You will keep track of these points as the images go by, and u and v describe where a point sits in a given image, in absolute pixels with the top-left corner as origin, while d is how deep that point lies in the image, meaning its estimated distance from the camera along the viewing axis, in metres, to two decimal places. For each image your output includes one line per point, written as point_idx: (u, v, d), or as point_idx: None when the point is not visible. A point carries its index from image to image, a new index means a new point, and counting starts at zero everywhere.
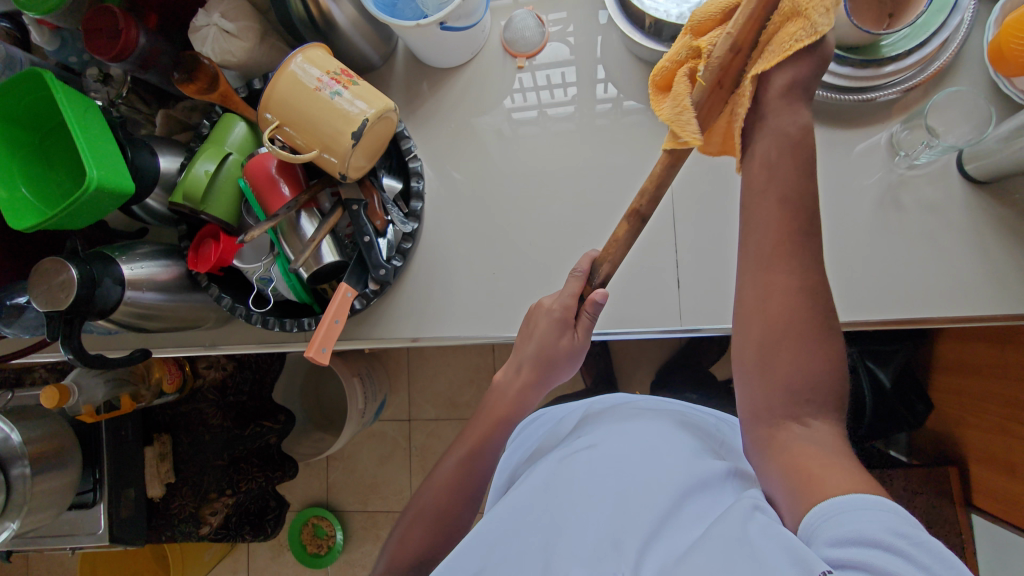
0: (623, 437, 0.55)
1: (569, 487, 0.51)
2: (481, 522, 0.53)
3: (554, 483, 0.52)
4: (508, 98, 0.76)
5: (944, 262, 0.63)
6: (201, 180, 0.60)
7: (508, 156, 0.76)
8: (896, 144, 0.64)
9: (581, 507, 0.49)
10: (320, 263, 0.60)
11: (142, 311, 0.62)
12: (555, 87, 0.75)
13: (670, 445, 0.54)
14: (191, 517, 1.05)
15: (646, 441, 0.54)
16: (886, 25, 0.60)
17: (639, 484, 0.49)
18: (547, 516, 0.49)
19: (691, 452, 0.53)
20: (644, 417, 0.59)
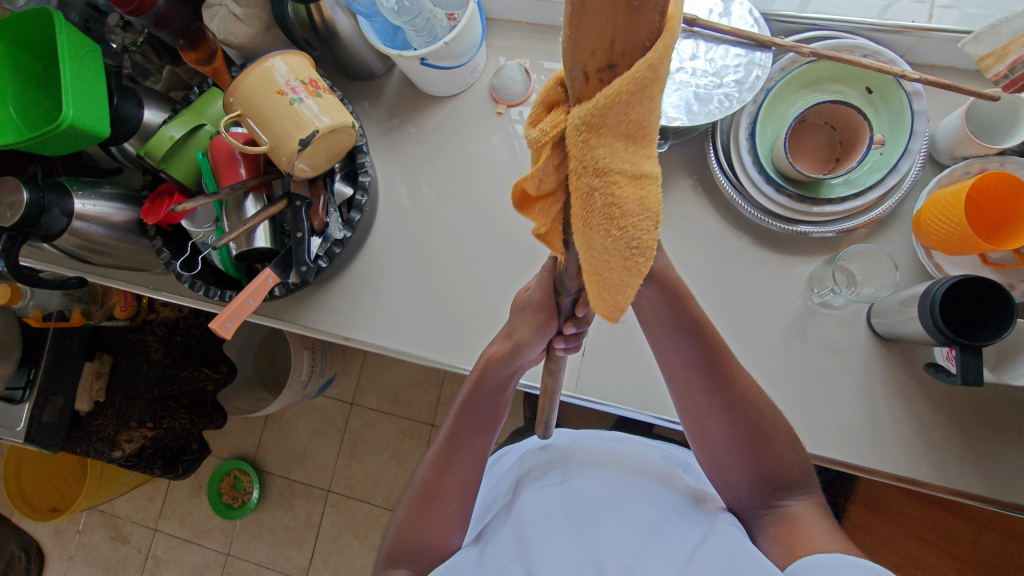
0: (590, 476, 0.60)
1: (544, 519, 0.54)
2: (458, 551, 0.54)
3: (532, 511, 0.56)
4: (520, 127, 0.79)
5: (835, 404, 0.64)
6: (165, 142, 0.65)
7: (501, 180, 0.79)
8: (815, 279, 0.67)
9: (556, 535, 0.52)
10: (251, 246, 0.65)
11: (85, 243, 0.67)
12: None
13: (637, 485, 0.58)
14: (107, 438, 1.10)
15: (616, 482, 0.59)
16: (831, 167, 0.64)
17: (608, 517, 0.53)
18: (523, 540, 0.52)
19: (654, 489, 0.58)
20: (609, 457, 0.64)
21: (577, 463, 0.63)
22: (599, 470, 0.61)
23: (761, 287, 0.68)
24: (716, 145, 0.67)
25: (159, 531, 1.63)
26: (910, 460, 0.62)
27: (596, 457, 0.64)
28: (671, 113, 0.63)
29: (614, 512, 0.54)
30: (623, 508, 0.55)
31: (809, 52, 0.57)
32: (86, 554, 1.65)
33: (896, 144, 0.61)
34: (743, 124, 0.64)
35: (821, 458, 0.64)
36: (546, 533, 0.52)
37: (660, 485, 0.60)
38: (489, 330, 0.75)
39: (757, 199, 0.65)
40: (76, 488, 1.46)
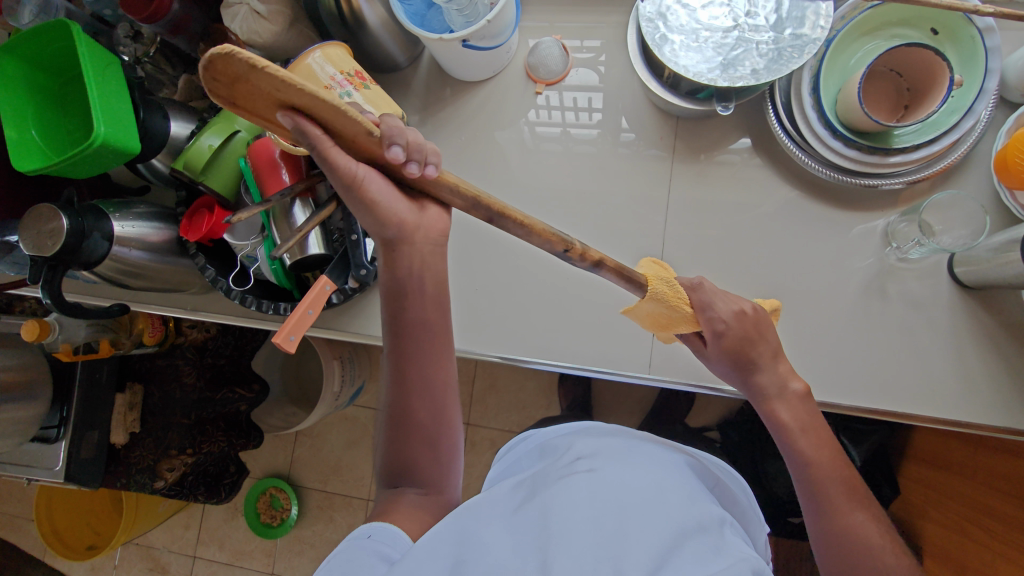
0: (621, 470, 0.55)
1: (567, 510, 0.50)
2: (461, 533, 0.51)
3: (557, 498, 0.52)
4: (532, 112, 0.76)
5: (921, 359, 0.63)
6: (205, 153, 0.61)
7: (540, 163, 0.75)
8: (889, 234, 0.65)
9: (572, 525, 0.48)
10: (305, 254, 0.62)
11: (126, 268, 0.63)
12: (580, 110, 0.75)
13: (673, 484, 0.55)
14: (147, 469, 1.07)
15: (651, 476, 0.55)
16: (900, 116, 0.62)
17: (638, 513, 0.49)
18: (544, 533, 0.49)
19: (692, 495, 0.54)
20: (648, 453, 0.60)
21: (611, 455, 0.58)
22: (633, 464, 0.57)
23: (832, 248, 0.66)
24: (775, 103, 0.64)
25: (198, 557, 1.60)
26: (1006, 408, 0.60)
27: (631, 450, 0.60)
28: (732, 74, 0.60)
29: (643, 508, 0.50)
30: (658, 505, 0.51)
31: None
32: None
33: (972, 83, 0.58)
34: (805, 79, 0.62)
35: (912, 417, 0.62)
36: (568, 522, 0.48)
37: (696, 492, 0.55)
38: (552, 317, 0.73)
39: (824, 154, 0.63)
40: (112, 523, 1.42)
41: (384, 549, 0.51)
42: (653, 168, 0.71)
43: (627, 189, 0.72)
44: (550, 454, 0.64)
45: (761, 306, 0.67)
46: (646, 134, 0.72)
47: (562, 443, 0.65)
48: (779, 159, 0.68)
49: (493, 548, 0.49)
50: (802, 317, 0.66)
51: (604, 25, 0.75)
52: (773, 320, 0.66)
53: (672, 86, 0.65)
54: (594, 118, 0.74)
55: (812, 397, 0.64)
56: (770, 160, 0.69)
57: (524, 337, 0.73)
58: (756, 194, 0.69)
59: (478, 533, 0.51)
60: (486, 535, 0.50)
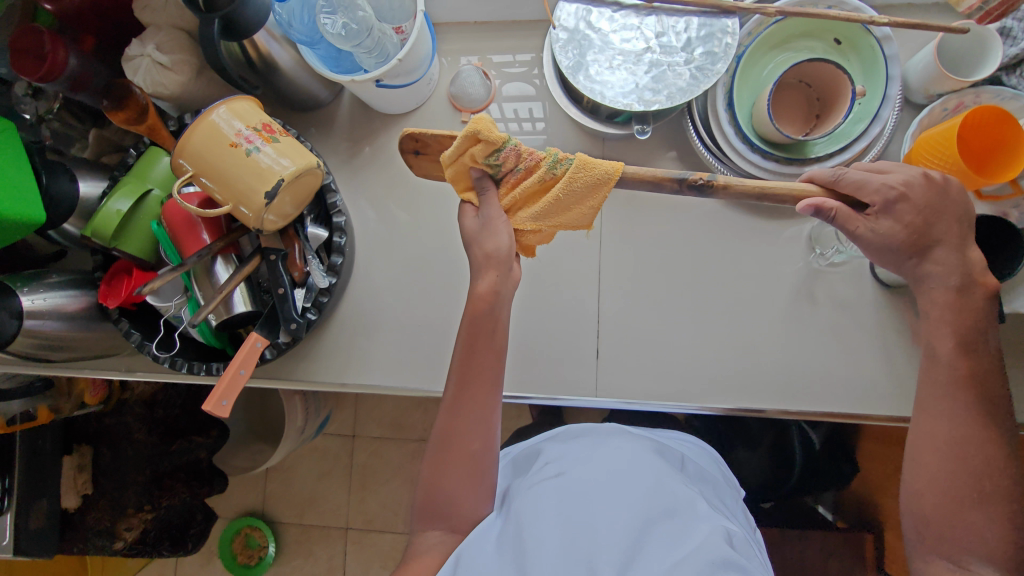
0: (589, 464, 0.56)
1: (542, 515, 0.50)
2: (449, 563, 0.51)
3: (528, 509, 0.52)
4: None
5: (853, 359, 0.65)
6: (114, 218, 0.58)
7: None
8: (814, 239, 0.67)
9: (546, 528, 0.49)
10: (230, 312, 0.60)
11: (44, 342, 0.61)
12: (523, 120, 0.73)
13: (641, 468, 0.56)
14: (105, 531, 1.04)
15: (617, 463, 0.56)
16: (812, 125, 0.63)
17: (606, 504, 0.51)
18: (518, 542, 0.49)
19: (659, 476, 0.55)
20: (616, 439, 0.62)
21: (579, 456, 0.58)
22: (599, 459, 0.57)
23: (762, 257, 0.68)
24: (693, 119, 0.65)
25: None
26: None
27: (597, 445, 0.60)
28: (647, 97, 0.60)
29: (611, 497, 0.51)
30: (625, 497, 0.52)
31: (774, 11, 0.57)
32: None
33: (874, 92, 0.60)
34: (720, 96, 0.62)
35: (847, 415, 0.64)
36: (539, 531, 0.49)
37: (667, 469, 0.57)
38: None
39: (744, 167, 0.63)
40: None
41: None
42: None
43: None
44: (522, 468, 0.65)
45: (699, 319, 0.68)
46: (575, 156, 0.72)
47: (533, 452, 0.66)
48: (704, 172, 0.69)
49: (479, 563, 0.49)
50: (738, 328, 0.67)
51: (525, 47, 0.75)
52: (709, 332, 0.68)
53: (592, 111, 0.65)
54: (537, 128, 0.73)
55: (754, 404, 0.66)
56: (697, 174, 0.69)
57: None
58: (686, 208, 0.69)
59: (467, 552, 0.50)
60: (471, 553, 0.50)
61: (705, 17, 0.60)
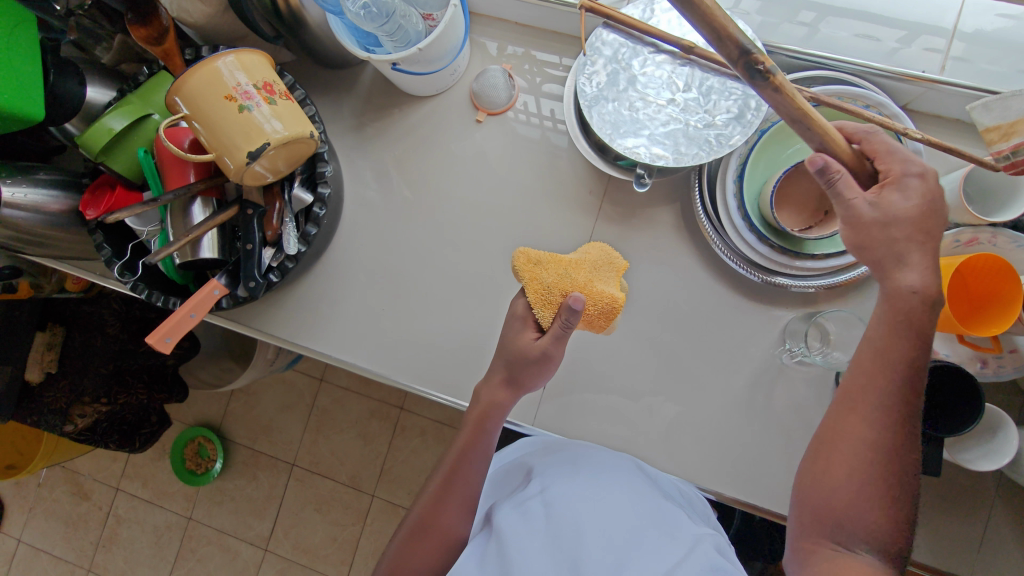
0: (571, 482, 0.57)
1: (527, 540, 0.51)
2: None
3: (513, 525, 0.53)
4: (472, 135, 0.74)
5: (791, 461, 0.64)
6: (104, 134, 0.58)
7: (473, 190, 0.74)
8: (788, 332, 0.65)
9: (532, 553, 0.49)
10: (197, 256, 0.61)
11: (16, 232, 0.62)
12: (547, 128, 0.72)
13: (624, 489, 0.57)
14: (59, 412, 1.06)
15: (599, 483, 0.57)
16: (818, 221, 0.61)
17: (593, 523, 0.51)
18: (505, 565, 0.49)
19: (639, 496, 0.56)
20: (597, 458, 0.62)
21: (557, 468, 0.59)
22: (580, 475, 0.58)
23: (731, 335, 0.66)
24: (701, 182, 0.63)
25: (121, 490, 1.63)
26: None
27: (574, 458, 0.61)
28: (657, 147, 0.59)
29: (597, 519, 0.52)
30: (609, 518, 0.53)
31: (805, 98, 0.53)
32: (46, 506, 1.65)
33: None
34: (732, 166, 0.60)
35: (769, 513, 0.63)
36: (527, 551, 0.50)
37: (649, 493, 0.58)
38: (452, 353, 0.72)
39: (737, 245, 0.62)
40: (35, 447, 1.43)
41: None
42: (579, 218, 0.70)
43: (548, 235, 0.71)
44: (503, 479, 0.65)
45: (653, 379, 0.67)
46: (579, 185, 0.71)
47: (515, 462, 0.66)
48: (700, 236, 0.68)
49: None
50: (688, 398, 0.66)
51: (559, 59, 0.73)
52: (658, 394, 0.67)
53: (602, 148, 0.63)
54: (551, 145, 0.72)
55: (680, 478, 0.65)
56: (693, 234, 0.68)
57: (423, 367, 0.73)
58: (671, 266, 0.68)
59: None
60: None
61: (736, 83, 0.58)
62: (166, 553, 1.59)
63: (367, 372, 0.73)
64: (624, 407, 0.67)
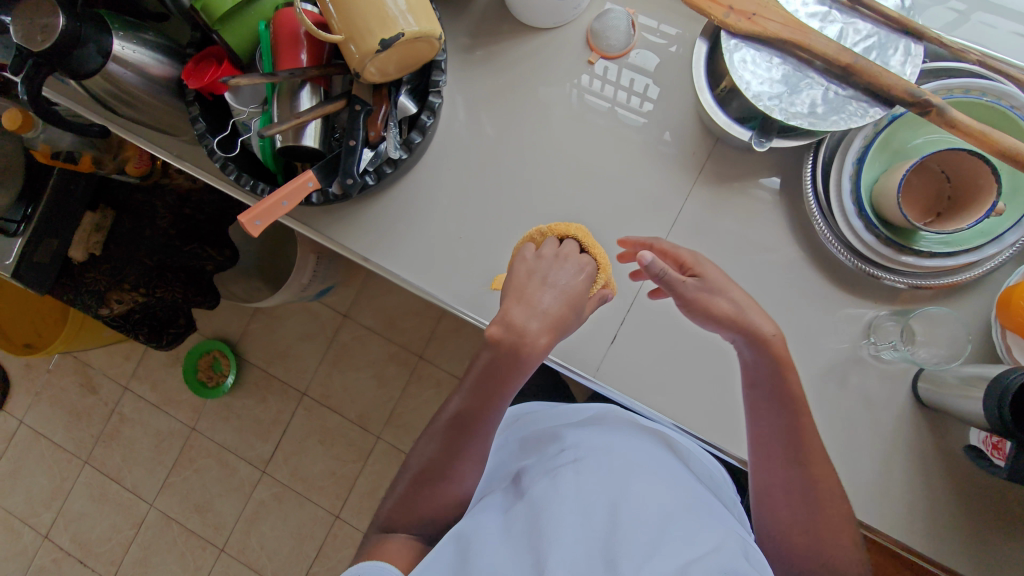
0: (603, 454, 0.57)
1: (558, 508, 0.51)
2: (453, 559, 0.51)
3: (545, 497, 0.53)
4: (579, 76, 0.72)
5: (851, 456, 0.63)
6: (227, 2, 0.56)
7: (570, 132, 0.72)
8: (872, 327, 0.64)
9: (562, 523, 0.49)
10: (298, 143, 0.59)
11: (116, 90, 0.60)
12: (658, 81, 0.70)
13: (655, 466, 0.57)
14: (96, 293, 1.05)
15: (630, 458, 0.57)
16: (930, 219, 0.60)
17: (624, 497, 0.51)
18: (536, 533, 0.49)
19: (674, 478, 0.56)
20: (630, 435, 0.62)
21: (592, 444, 0.59)
22: (612, 448, 0.58)
23: (811, 321, 0.66)
24: (815, 159, 0.62)
25: (130, 390, 1.64)
26: (909, 527, 0.62)
27: (612, 436, 0.61)
28: (789, 109, 0.57)
29: (629, 493, 0.52)
30: (640, 491, 0.52)
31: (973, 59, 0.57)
32: (53, 393, 1.66)
33: (1010, 214, 0.57)
34: (856, 145, 0.59)
35: (820, 502, 0.63)
36: (560, 522, 0.49)
37: (678, 474, 0.58)
38: None
39: (842, 231, 0.61)
40: (56, 331, 1.43)
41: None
42: (676, 179, 0.69)
43: (640, 191, 0.70)
44: (531, 450, 0.66)
45: (726, 353, 0.66)
46: (682, 145, 0.69)
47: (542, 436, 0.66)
48: (798, 217, 0.66)
49: (497, 562, 0.49)
50: None
51: (682, 13, 0.71)
52: (727, 367, 0.66)
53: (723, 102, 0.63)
54: (660, 100, 0.70)
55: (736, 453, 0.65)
56: (790, 215, 0.67)
57: (490, 302, 0.72)
58: (762, 242, 0.67)
59: (480, 547, 0.50)
60: (483, 547, 0.50)
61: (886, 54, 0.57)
62: (165, 459, 1.60)
63: (433, 297, 0.73)
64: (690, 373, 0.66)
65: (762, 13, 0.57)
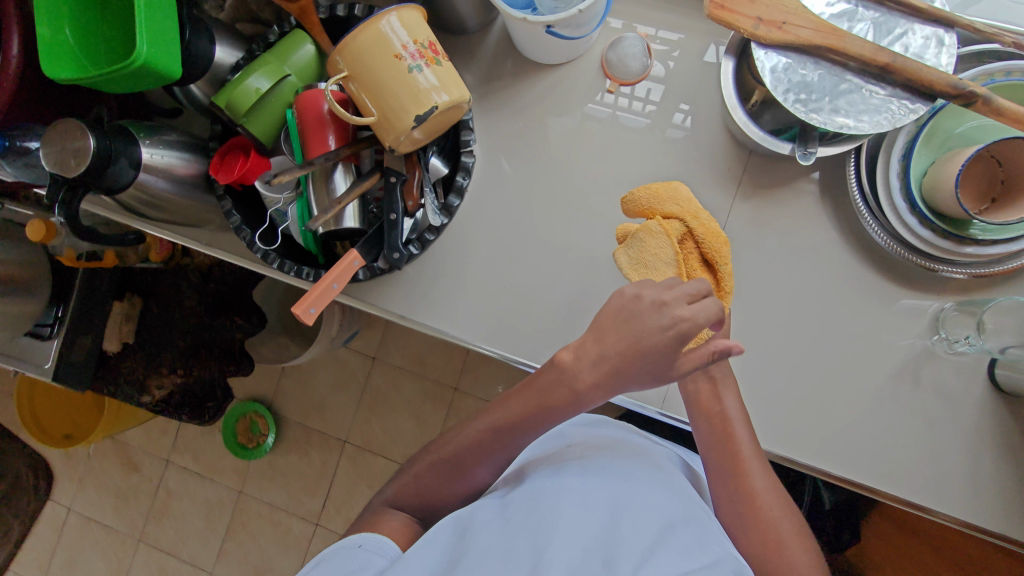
0: (616, 459, 0.54)
1: (558, 500, 0.48)
2: (434, 551, 0.49)
3: (547, 491, 0.49)
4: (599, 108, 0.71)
5: (936, 453, 0.62)
6: (252, 95, 0.57)
7: (598, 164, 0.71)
8: (939, 320, 0.63)
9: (562, 516, 0.46)
10: (340, 226, 0.59)
11: (149, 197, 0.60)
12: (680, 101, 0.70)
13: (666, 479, 0.54)
14: (136, 382, 1.06)
15: (640, 468, 0.53)
16: (985, 205, 0.59)
17: (633, 504, 0.48)
18: (533, 527, 0.46)
19: (683, 492, 0.52)
20: (642, 445, 0.59)
21: (604, 447, 0.56)
22: (624, 455, 0.55)
23: (873, 321, 0.65)
24: (860, 155, 0.62)
25: (171, 463, 1.63)
26: (1007, 517, 0.60)
27: (624, 443, 0.58)
28: (832, 118, 0.56)
29: (637, 500, 0.48)
30: (650, 500, 0.49)
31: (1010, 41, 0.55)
32: (96, 478, 1.66)
33: None
34: (899, 143, 0.59)
35: (912, 504, 0.62)
36: (561, 516, 0.46)
37: (687, 491, 0.54)
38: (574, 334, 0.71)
39: (897, 228, 0.60)
40: (94, 419, 1.43)
41: (374, 559, 0.51)
42: (713, 197, 0.68)
43: None
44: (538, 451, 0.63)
45: (791, 365, 0.65)
46: (714, 162, 0.68)
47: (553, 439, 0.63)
48: (844, 219, 0.65)
49: (491, 550, 0.45)
50: (828, 386, 0.65)
51: (693, 30, 0.70)
52: (795, 379, 0.65)
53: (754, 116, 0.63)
54: (684, 120, 0.69)
55: (818, 465, 0.64)
56: (836, 217, 0.66)
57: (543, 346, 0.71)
58: (811, 248, 0.66)
59: (475, 535, 0.48)
60: (479, 534, 0.48)
61: (918, 46, 0.56)
62: (216, 527, 1.59)
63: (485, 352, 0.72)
64: (759, 390, 0.65)
65: (791, 20, 0.56)
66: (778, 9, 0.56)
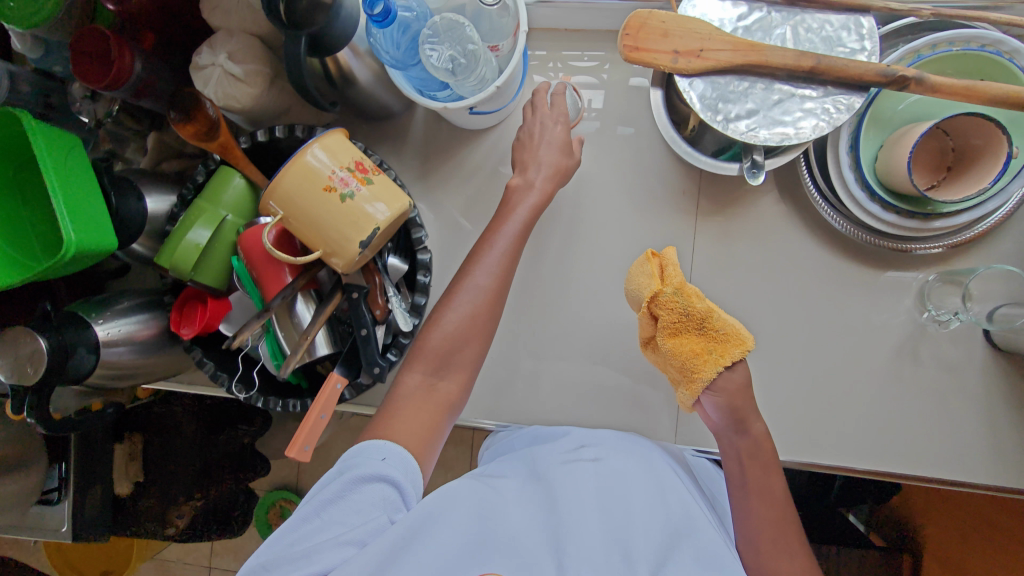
0: (625, 457, 0.57)
1: (575, 498, 0.50)
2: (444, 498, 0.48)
3: (562, 486, 0.52)
4: None
5: (952, 425, 0.62)
6: (192, 251, 0.55)
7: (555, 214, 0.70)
8: (925, 294, 0.63)
9: (580, 517, 0.48)
10: (314, 356, 0.58)
11: (117, 372, 0.59)
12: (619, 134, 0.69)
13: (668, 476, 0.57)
14: (156, 517, 1.05)
15: (650, 466, 0.56)
16: (942, 177, 0.58)
17: (645, 505, 0.51)
18: (554, 521, 0.48)
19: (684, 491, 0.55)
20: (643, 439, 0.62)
21: (612, 444, 0.59)
22: (632, 452, 0.58)
23: (861, 309, 0.64)
24: (808, 160, 0.62)
25: (213, 569, 1.62)
26: None
27: (626, 439, 0.61)
28: (774, 131, 0.55)
29: (649, 502, 0.51)
30: (660, 502, 0.52)
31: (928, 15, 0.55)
32: None
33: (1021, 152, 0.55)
34: (844, 136, 0.58)
35: (941, 480, 0.62)
36: (580, 518, 0.48)
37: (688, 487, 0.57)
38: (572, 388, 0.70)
39: (860, 218, 0.60)
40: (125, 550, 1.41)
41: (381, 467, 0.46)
42: (675, 222, 0.67)
43: (646, 245, 0.68)
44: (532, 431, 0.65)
45: (792, 370, 0.65)
46: (669, 188, 0.68)
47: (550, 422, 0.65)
48: (808, 215, 0.65)
49: (515, 531, 0.47)
50: (833, 382, 0.64)
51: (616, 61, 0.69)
52: (799, 383, 0.65)
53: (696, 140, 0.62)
54: (628, 152, 0.69)
55: (841, 463, 0.64)
56: (799, 215, 0.65)
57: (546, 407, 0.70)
58: (783, 251, 0.65)
59: (492, 511, 0.49)
60: (496, 511, 0.48)
61: (841, 40, 0.56)
62: None
63: (487, 427, 0.70)
64: (767, 403, 0.65)
65: (708, 46, 0.55)
66: (692, 37, 0.55)
